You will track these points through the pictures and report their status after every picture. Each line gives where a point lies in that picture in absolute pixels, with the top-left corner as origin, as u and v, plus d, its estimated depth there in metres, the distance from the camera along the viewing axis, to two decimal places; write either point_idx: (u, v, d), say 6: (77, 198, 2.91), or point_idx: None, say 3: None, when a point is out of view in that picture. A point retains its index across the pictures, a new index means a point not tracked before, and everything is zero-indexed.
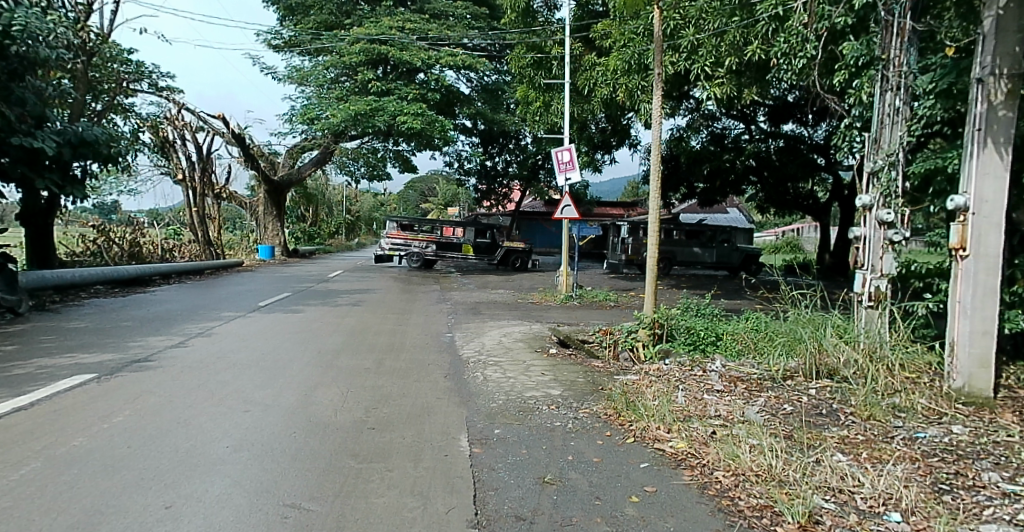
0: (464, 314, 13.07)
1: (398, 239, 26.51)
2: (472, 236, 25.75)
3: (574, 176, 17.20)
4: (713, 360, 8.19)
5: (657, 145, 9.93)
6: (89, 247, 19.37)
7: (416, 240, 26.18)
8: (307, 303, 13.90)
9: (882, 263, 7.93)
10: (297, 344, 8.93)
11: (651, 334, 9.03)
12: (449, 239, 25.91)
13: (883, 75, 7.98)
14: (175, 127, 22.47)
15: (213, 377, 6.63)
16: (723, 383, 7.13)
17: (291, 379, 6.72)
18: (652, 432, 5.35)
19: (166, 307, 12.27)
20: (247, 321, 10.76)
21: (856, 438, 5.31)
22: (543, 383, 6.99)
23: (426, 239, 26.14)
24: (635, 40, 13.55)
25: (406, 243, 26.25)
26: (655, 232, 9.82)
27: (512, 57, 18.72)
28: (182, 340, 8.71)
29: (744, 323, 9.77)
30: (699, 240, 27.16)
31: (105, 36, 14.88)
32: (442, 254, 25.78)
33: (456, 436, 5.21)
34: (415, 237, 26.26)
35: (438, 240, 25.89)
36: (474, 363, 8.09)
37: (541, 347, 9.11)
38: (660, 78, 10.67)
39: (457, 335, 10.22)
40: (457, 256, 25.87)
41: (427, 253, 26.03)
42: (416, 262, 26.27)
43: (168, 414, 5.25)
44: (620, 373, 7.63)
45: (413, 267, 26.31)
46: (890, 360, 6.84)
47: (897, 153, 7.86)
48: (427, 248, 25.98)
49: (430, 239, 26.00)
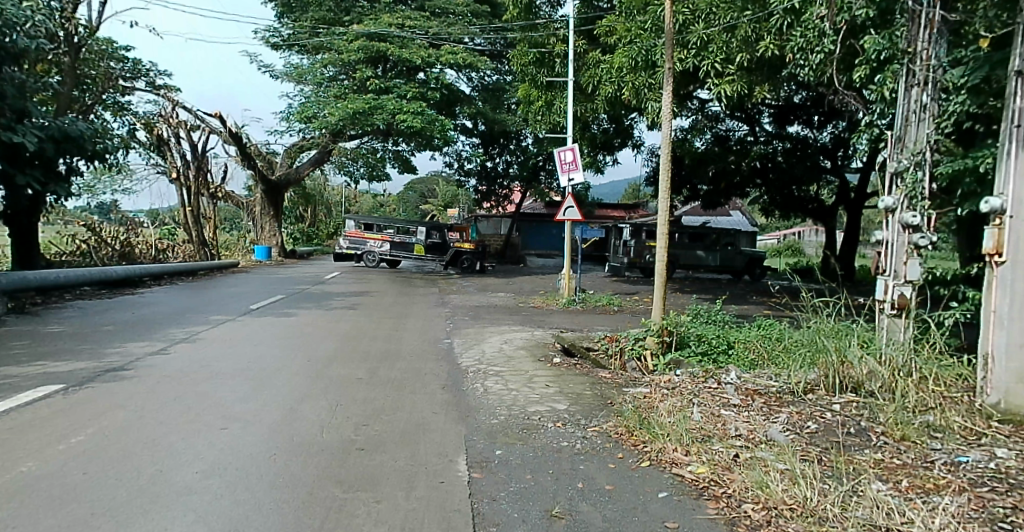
0: (464, 319, 12.60)
1: (355, 237, 27.02)
2: (423, 236, 25.85)
3: (576, 177, 16.71)
4: (727, 371, 7.72)
5: (668, 145, 9.44)
6: (78, 247, 18.85)
7: (371, 239, 26.61)
8: (301, 306, 13.42)
9: (907, 270, 7.41)
10: (287, 351, 8.45)
11: (660, 343, 8.61)
12: (403, 239, 26.18)
13: (909, 70, 7.45)
14: (170, 124, 21.93)
15: (191, 389, 6.18)
16: (740, 397, 6.65)
17: (277, 391, 6.27)
18: (669, 455, 4.87)
19: (153, 309, 11.80)
20: (236, 326, 10.27)
21: (890, 462, 4.86)
22: (547, 396, 6.52)
23: (380, 239, 26.52)
24: (641, 36, 13.09)
25: (362, 242, 26.71)
26: (663, 237, 9.31)
27: (514, 55, 18.13)
28: (164, 345, 8.24)
29: (755, 331, 9.35)
30: (704, 243, 26.74)
31: (94, 32, 14.47)
32: (394, 253, 26.11)
33: (454, 459, 4.72)
34: (371, 236, 26.67)
35: (392, 240, 26.20)
36: (474, 373, 7.61)
37: (544, 356, 8.63)
38: (671, 74, 10.19)
39: (456, 342, 9.75)
40: (409, 256, 26.10)
41: (381, 252, 26.42)
42: (372, 261, 26.69)
43: (134, 432, 4.80)
44: (629, 386, 7.16)
45: (368, 265, 26.80)
46: (921, 372, 6.34)
47: (924, 152, 7.33)
48: (381, 248, 26.38)
49: (384, 239, 26.37)
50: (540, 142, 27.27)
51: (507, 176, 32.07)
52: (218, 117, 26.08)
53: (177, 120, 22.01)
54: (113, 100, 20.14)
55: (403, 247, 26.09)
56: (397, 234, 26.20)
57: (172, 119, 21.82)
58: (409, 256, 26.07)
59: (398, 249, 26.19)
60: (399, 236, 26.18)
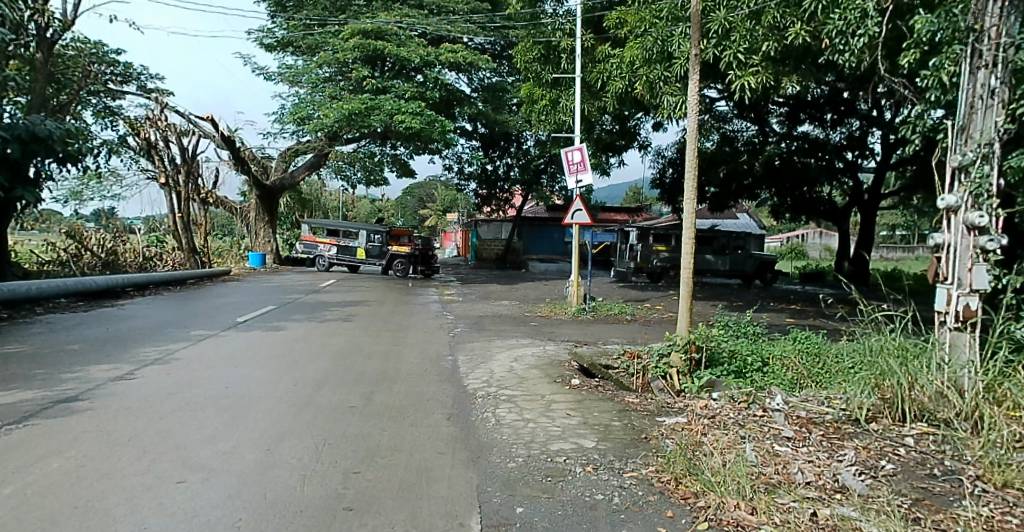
0: (468, 331, 11.71)
1: (308, 241, 27.98)
2: (363, 239, 26.08)
3: (585, 178, 15.85)
4: (772, 394, 6.77)
5: (694, 141, 8.55)
6: (56, 255, 17.83)
7: (320, 243, 27.44)
8: (292, 318, 12.47)
9: (973, 277, 6.45)
10: (271, 373, 7.52)
11: (688, 361, 7.69)
12: (347, 243, 26.68)
13: (975, 49, 6.57)
14: (157, 127, 21.04)
15: (154, 424, 5.28)
16: (793, 428, 5.72)
17: (253, 426, 5.37)
18: (733, 514, 3.95)
19: (130, 323, 10.88)
20: (219, 343, 9.33)
21: (1005, 521, 3.94)
22: (570, 428, 5.61)
23: (328, 243, 27.29)
24: (657, 26, 12.31)
25: (313, 245, 27.58)
26: (689, 242, 8.39)
27: (518, 51, 17.22)
28: (132, 368, 7.30)
29: (792, 347, 8.44)
30: (712, 246, 25.79)
31: (69, 29, 13.76)
32: (340, 257, 26.66)
33: (466, 522, 3.83)
34: (321, 241, 27.44)
35: (338, 244, 26.82)
36: (483, 399, 6.69)
37: (560, 376, 7.69)
38: (696, 60, 9.29)
39: (462, 360, 8.83)
40: (353, 259, 26.56)
41: (329, 256, 27.13)
42: (323, 264, 27.47)
43: (68, 495, 3.94)
44: (662, 414, 6.21)
45: (321, 268, 27.65)
46: (1011, 400, 5.40)
47: (992, 144, 6.44)
48: (329, 252, 27.05)
49: (331, 243, 27.08)
50: (543, 144, 26.45)
51: (507, 179, 31.00)
52: (210, 121, 25.25)
53: (165, 122, 21.17)
54: (101, 104, 19.29)
55: (348, 251, 26.62)
56: (343, 238, 26.78)
57: (160, 122, 21.01)
58: (353, 260, 26.51)
59: (344, 253, 26.73)
60: (344, 240, 26.72)
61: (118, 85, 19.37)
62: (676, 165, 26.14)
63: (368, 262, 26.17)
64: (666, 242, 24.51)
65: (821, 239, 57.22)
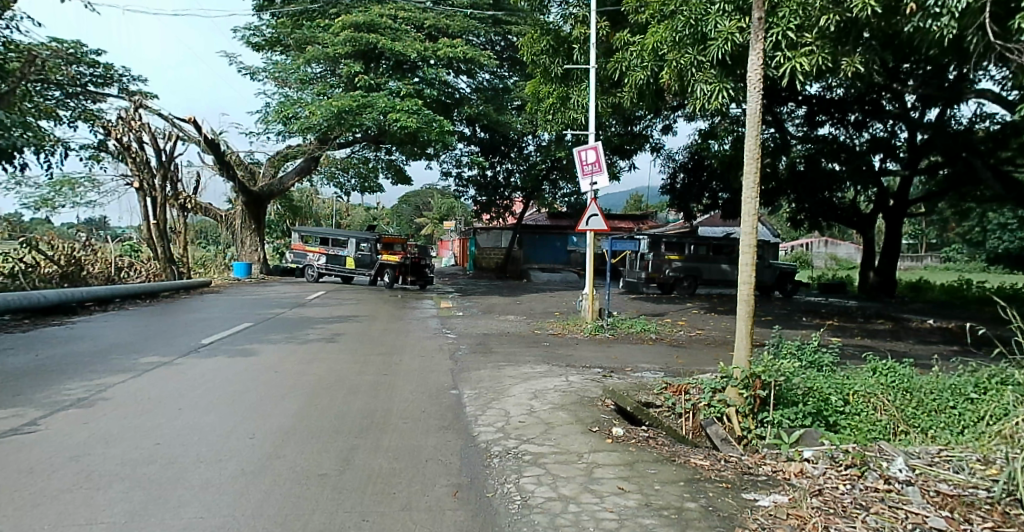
0: (472, 354, 10.05)
1: (299, 250, 26.59)
2: (352, 247, 24.96)
3: (599, 180, 14.11)
4: (887, 452, 5.06)
5: (755, 124, 6.92)
6: (11, 266, 15.87)
7: (311, 252, 25.94)
8: (267, 339, 10.76)
9: None
10: (224, 418, 5.84)
11: (751, 399, 5.92)
12: (336, 251, 25.34)
13: None
14: (131, 128, 19.39)
15: (19, 518, 3.64)
16: (943, 516, 4.02)
17: (169, 521, 3.69)
18: None
19: (69, 347, 9.14)
20: (170, 373, 7.61)
21: None
22: (630, 517, 3.93)
23: (319, 251, 25.80)
24: (688, 3, 10.69)
25: (304, 255, 26.10)
26: (749, 249, 6.74)
27: (523, 42, 15.20)
28: (38, 415, 5.59)
29: (881, 382, 6.74)
30: (727, 254, 23.51)
31: (9, 8, 12.26)
32: (329, 266, 25.30)
33: None
34: (312, 249, 25.97)
35: (327, 253, 25.43)
36: (502, 459, 5.03)
37: (596, 422, 6.00)
38: (761, 25, 7.13)
39: (469, 395, 7.15)
40: (343, 270, 25.26)
41: (319, 265, 25.63)
42: (312, 274, 25.90)
43: None
44: (747, 488, 4.51)
45: (310, 279, 26.09)
46: None
47: None
48: (318, 261, 25.63)
49: (321, 251, 25.65)
50: (546, 147, 24.85)
51: (508, 186, 29.30)
52: (193, 123, 23.66)
53: (140, 123, 19.55)
54: (81, 108, 17.92)
55: (337, 261, 25.30)
56: (332, 246, 25.37)
57: (135, 123, 19.35)
58: (343, 270, 25.28)
59: (333, 262, 25.39)
60: (334, 248, 25.35)
61: (100, 87, 18.02)
62: (688, 170, 24.54)
63: (358, 272, 24.97)
64: (680, 251, 22.84)
65: (826, 247, 55.90)
